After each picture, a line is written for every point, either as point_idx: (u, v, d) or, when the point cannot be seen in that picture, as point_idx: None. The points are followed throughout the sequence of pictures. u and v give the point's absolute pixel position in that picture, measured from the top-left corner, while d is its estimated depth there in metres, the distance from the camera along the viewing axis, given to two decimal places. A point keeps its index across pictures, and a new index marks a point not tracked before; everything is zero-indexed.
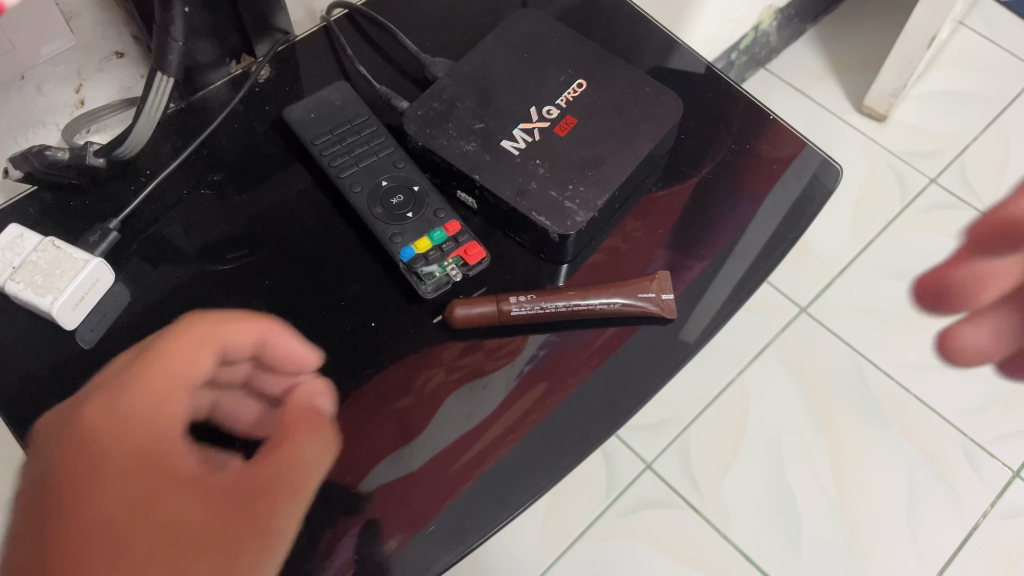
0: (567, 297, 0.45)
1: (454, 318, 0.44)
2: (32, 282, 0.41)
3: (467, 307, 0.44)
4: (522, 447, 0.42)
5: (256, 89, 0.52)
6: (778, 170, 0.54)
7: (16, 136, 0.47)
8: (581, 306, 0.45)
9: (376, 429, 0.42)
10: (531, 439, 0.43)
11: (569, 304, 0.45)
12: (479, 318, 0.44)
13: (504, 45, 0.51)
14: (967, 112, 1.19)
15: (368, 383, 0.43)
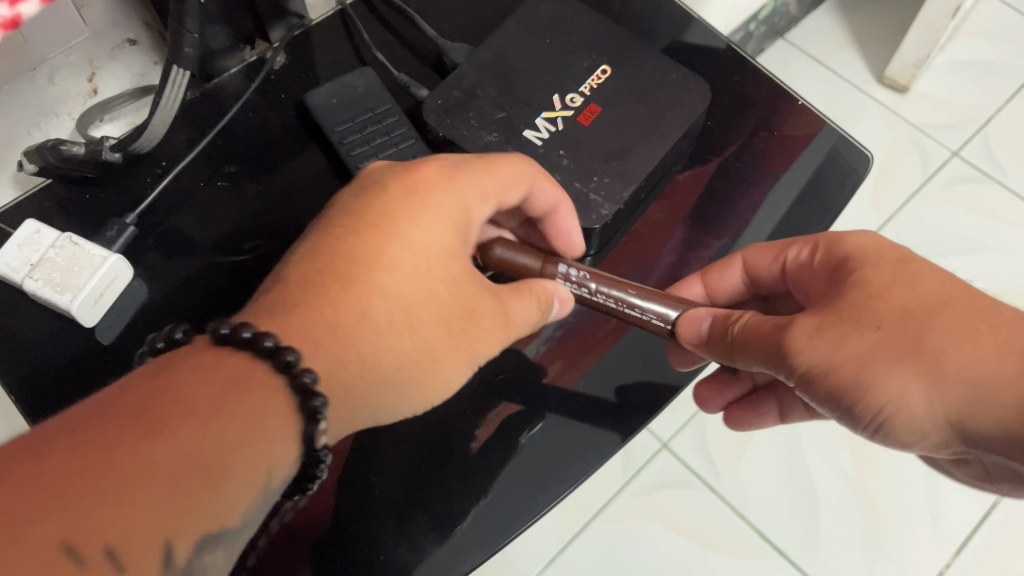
0: (633, 296, 0.43)
1: (489, 256, 0.43)
2: (51, 279, 0.41)
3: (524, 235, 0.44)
4: (537, 438, 0.44)
5: (272, 76, 0.51)
6: (799, 149, 0.53)
7: (29, 128, 0.46)
8: (638, 307, 0.43)
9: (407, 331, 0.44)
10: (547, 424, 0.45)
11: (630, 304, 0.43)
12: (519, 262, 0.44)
13: (525, 29, 0.49)
14: (993, 81, 1.15)
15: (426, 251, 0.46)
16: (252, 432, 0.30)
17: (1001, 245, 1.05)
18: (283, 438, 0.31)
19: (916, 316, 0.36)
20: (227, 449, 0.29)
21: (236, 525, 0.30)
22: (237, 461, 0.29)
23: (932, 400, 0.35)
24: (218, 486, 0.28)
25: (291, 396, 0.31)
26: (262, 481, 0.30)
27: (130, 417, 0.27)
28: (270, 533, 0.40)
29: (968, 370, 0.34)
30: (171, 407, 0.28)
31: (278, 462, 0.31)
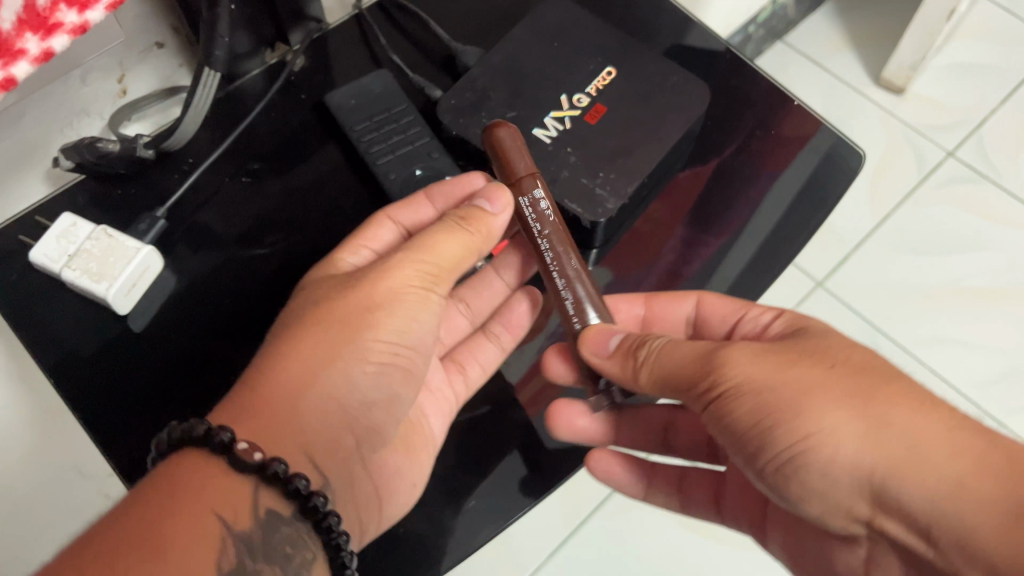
0: (569, 272, 0.42)
1: (493, 131, 0.44)
2: (88, 269, 0.44)
3: (491, 219, 0.43)
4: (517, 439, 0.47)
5: (293, 77, 0.54)
6: (794, 149, 0.55)
7: (61, 126, 0.48)
8: (565, 289, 0.43)
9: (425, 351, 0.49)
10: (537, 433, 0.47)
11: (559, 276, 0.43)
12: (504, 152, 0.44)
13: (535, 34, 0.52)
14: (988, 84, 1.17)
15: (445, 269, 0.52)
16: (186, 502, 0.31)
17: (996, 244, 1.04)
18: (228, 493, 0.33)
19: (867, 368, 0.36)
20: (163, 523, 0.30)
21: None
22: (175, 528, 0.30)
23: (860, 448, 0.34)
24: (161, 554, 0.29)
25: (221, 459, 0.33)
26: (220, 536, 0.31)
27: (160, 507, 0.31)
28: None
29: (910, 427, 0.33)
30: (135, 508, 0.30)
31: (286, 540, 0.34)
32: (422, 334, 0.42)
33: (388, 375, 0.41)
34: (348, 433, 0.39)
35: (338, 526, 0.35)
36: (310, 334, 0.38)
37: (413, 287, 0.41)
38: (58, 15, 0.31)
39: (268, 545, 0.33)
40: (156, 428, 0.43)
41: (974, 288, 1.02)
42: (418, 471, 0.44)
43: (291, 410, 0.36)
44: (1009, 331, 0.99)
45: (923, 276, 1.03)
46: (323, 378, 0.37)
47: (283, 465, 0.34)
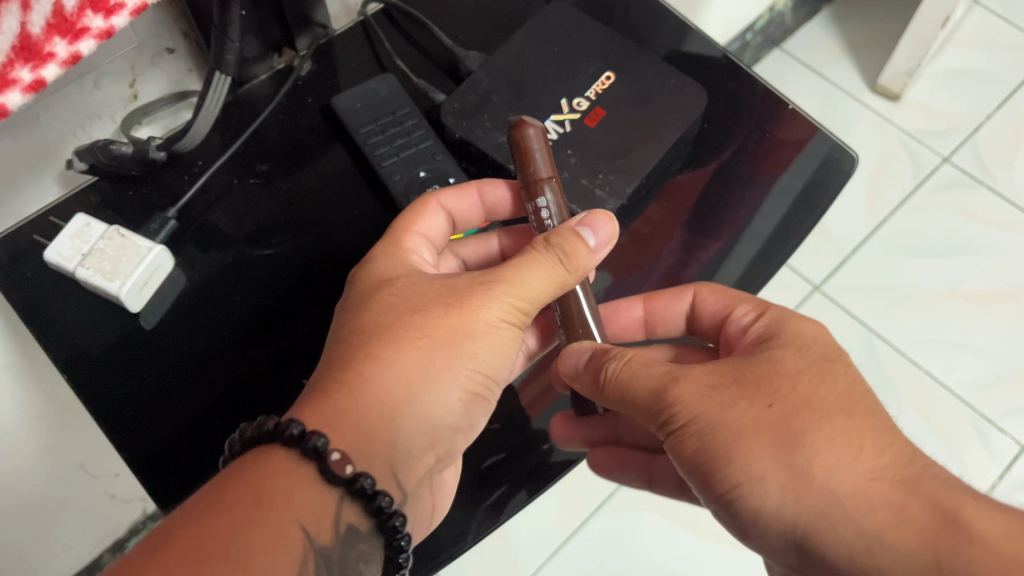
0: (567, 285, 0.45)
1: (520, 130, 0.44)
2: (101, 268, 0.45)
3: (590, 253, 0.41)
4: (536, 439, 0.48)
5: (299, 82, 0.55)
6: (791, 153, 0.56)
7: (76, 130, 0.49)
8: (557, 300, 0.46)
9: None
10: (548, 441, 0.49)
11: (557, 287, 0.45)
12: (526, 149, 0.44)
13: (536, 38, 0.53)
14: (981, 90, 1.18)
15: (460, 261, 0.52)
16: (278, 511, 0.32)
17: (990, 248, 1.06)
18: (316, 506, 0.34)
19: (809, 407, 0.36)
20: (256, 534, 0.31)
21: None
22: (264, 539, 0.31)
23: (785, 497, 0.34)
24: (251, 565, 0.30)
25: (312, 468, 0.34)
26: (302, 549, 0.33)
27: (249, 517, 0.31)
28: None
29: (840, 476, 0.34)
30: (230, 519, 0.31)
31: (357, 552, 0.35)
32: (508, 362, 0.42)
33: (473, 401, 0.41)
34: (436, 457, 0.40)
35: (405, 543, 0.37)
36: (408, 364, 0.39)
37: (504, 316, 0.41)
38: (84, 20, 0.31)
39: (342, 560, 0.34)
40: (165, 420, 0.44)
41: (969, 291, 1.03)
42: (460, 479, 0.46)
43: (385, 445, 0.37)
44: (1002, 334, 1.00)
45: (920, 280, 1.04)
46: (412, 413, 0.38)
47: (371, 481, 0.35)
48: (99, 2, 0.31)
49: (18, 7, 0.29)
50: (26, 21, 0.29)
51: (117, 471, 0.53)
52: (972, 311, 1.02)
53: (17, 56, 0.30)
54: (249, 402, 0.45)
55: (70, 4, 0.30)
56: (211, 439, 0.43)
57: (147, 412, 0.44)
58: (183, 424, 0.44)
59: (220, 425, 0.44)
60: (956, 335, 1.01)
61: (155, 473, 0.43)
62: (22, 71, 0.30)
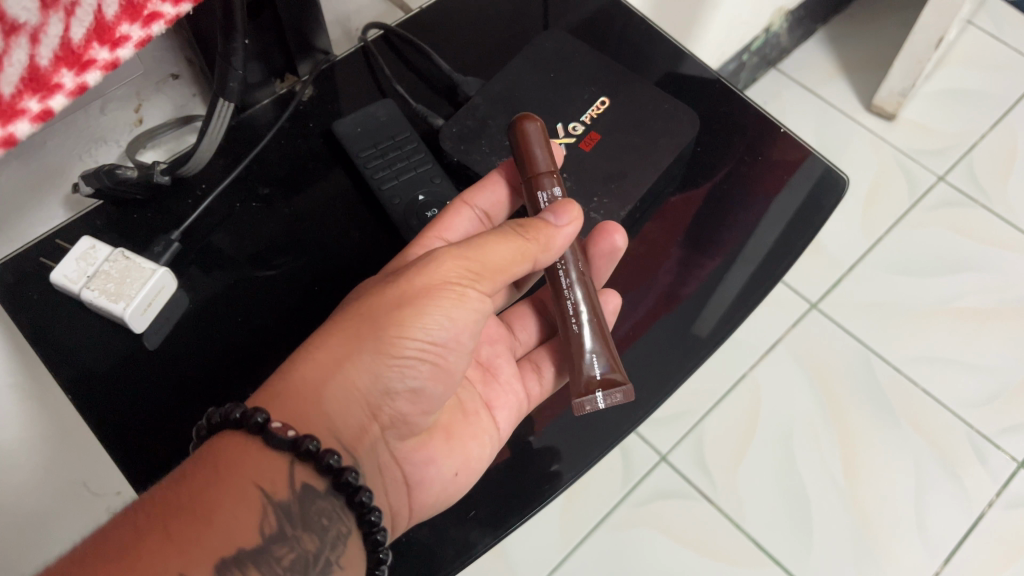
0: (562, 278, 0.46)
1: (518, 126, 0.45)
2: (106, 289, 0.46)
3: (550, 231, 0.43)
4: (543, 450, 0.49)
5: (300, 107, 0.56)
6: (786, 175, 0.57)
7: (82, 154, 0.50)
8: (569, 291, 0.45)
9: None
10: (558, 460, 0.48)
11: (564, 276, 0.46)
12: (528, 145, 0.45)
13: (532, 66, 0.56)
14: (974, 111, 1.19)
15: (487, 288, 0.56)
16: (233, 474, 0.36)
17: (986, 266, 1.07)
18: (268, 467, 0.36)
19: None
20: (213, 490, 0.35)
21: (256, 545, 0.35)
22: (220, 492, 0.35)
23: None
24: (209, 518, 0.34)
25: (258, 438, 0.37)
26: (259, 504, 0.35)
27: (206, 474, 0.35)
28: None
29: None
30: (191, 477, 0.35)
31: (325, 513, 0.37)
32: (461, 339, 0.43)
33: (419, 378, 0.42)
34: (373, 421, 0.42)
35: (371, 502, 0.38)
36: (353, 322, 0.41)
37: (454, 292, 0.42)
38: (91, 52, 0.29)
39: (306, 514, 0.36)
40: (166, 438, 0.44)
41: (966, 308, 1.04)
42: (460, 460, 0.46)
43: (315, 403, 0.39)
44: (998, 352, 1.00)
45: (916, 297, 1.05)
46: (351, 375, 0.40)
47: (314, 443, 0.37)
48: (105, 32, 0.29)
49: (27, 40, 0.26)
50: (35, 54, 0.27)
51: (120, 488, 0.50)
52: (968, 328, 1.02)
53: (25, 87, 0.27)
54: None
55: (78, 36, 0.28)
56: None
57: (149, 431, 0.45)
58: (185, 441, 0.44)
59: None
60: (953, 353, 1.01)
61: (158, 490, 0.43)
62: (30, 101, 0.27)
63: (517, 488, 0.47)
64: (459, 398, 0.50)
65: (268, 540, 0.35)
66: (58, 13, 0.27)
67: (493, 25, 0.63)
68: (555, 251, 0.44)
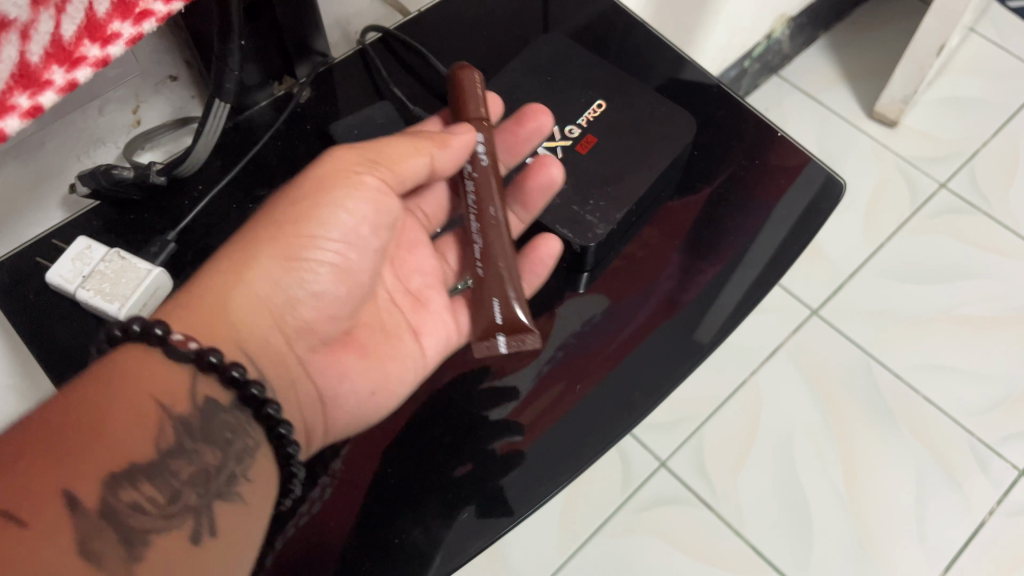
0: (486, 219, 0.47)
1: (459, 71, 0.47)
2: (101, 289, 0.46)
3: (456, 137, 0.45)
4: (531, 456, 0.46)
5: (299, 109, 0.56)
6: (785, 180, 0.57)
7: (80, 155, 0.50)
8: (478, 234, 0.47)
9: (385, 270, 0.52)
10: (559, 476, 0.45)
11: (476, 220, 0.47)
12: (464, 89, 0.48)
13: (530, 69, 0.56)
14: (977, 118, 1.19)
15: (418, 212, 0.55)
16: (127, 388, 0.34)
17: (988, 273, 1.07)
18: (170, 382, 0.35)
19: None
20: (105, 405, 0.33)
21: (152, 458, 0.33)
22: (114, 407, 0.33)
23: None
24: (102, 433, 0.32)
25: (156, 351, 0.36)
26: (157, 418, 0.34)
27: (99, 390, 0.33)
28: (285, 536, 0.42)
29: None
30: (81, 392, 0.33)
31: (228, 427, 0.36)
32: (361, 237, 0.45)
33: (321, 276, 0.44)
34: (278, 332, 0.42)
35: (278, 414, 0.38)
36: (247, 234, 0.42)
37: (350, 179, 0.44)
38: (83, 49, 0.29)
39: (207, 429, 0.35)
40: None
41: (967, 316, 1.03)
42: (376, 378, 0.47)
43: (226, 308, 0.40)
44: (999, 360, 1.00)
45: (917, 304, 1.04)
46: (250, 275, 0.41)
47: (219, 356, 0.36)
48: (96, 30, 0.29)
49: (17, 36, 0.27)
50: (26, 50, 0.27)
51: None
52: (969, 335, 1.02)
53: (16, 83, 0.27)
54: None
55: (69, 33, 0.28)
56: None
57: None
58: None
59: None
60: (955, 360, 1.00)
61: None
62: (20, 97, 0.28)
63: (471, 459, 0.45)
64: (381, 317, 0.50)
65: (166, 454, 0.33)
66: (49, 10, 0.27)
67: (491, 30, 0.63)
68: (453, 152, 0.46)
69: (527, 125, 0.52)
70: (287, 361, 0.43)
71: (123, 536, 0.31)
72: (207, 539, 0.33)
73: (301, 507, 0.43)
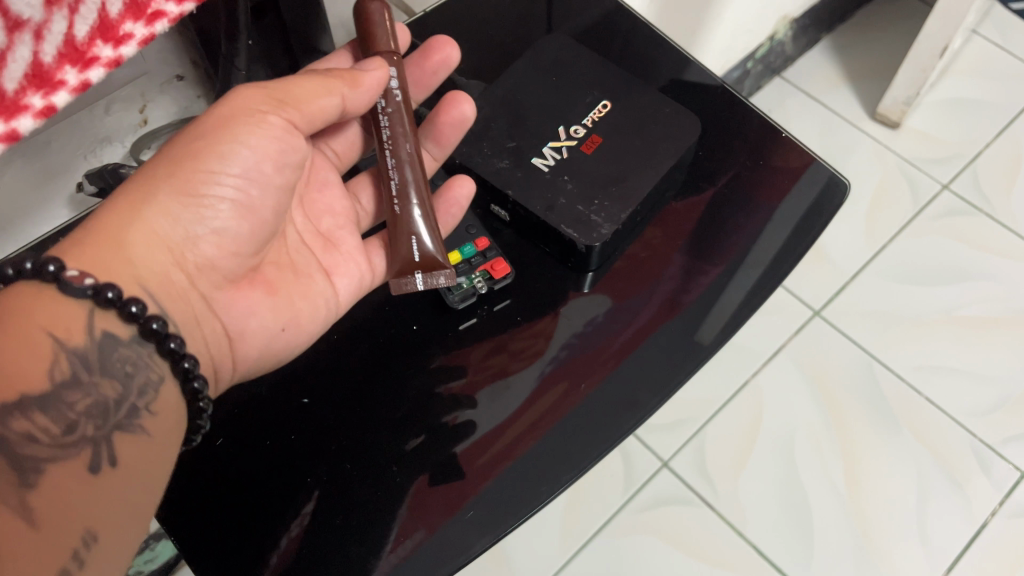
0: (400, 154, 0.46)
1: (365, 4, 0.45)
2: None
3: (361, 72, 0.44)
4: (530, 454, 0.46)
5: None
6: (789, 181, 0.57)
7: (86, 154, 0.50)
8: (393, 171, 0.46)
9: (295, 211, 0.51)
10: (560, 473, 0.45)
11: (390, 157, 0.46)
12: (371, 26, 0.45)
13: (535, 69, 0.57)
14: (979, 120, 1.19)
15: (327, 150, 0.53)
16: (18, 321, 0.34)
17: (990, 275, 1.07)
18: (65, 315, 0.35)
19: None
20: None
21: (45, 390, 0.33)
22: (3, 341, 0.33)
23: None
24: None
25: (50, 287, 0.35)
26: (50, 352, 0.34)
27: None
28: (291, 535, 0.43)
29: None
30: None
31: (129, 360, 0.37)
32: (264, 173, 0.43)
33: (223, 211, 0.42)
34: (179, 270, 0.41)
35: (181, 349, 0.38)
36: (144, 171, 0.40)
37: (253, 117, 0.42)
38: (95, 49, 0.29)
39: (104, 361, 0.36)
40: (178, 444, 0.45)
41: (968, 317, 1.03)
42: (287, 316, 0.47)
43: (120, 242, 0.38)
44: (1002, 361, 1.00)
45: (919, 305, 1.04)
46: (147, 211, 0.39)
47: (115, 290, 0.36)
48: (109, 31, 0.29)
49: (31, 36, 0.27)
50: (39, 50, 0.27)
51: None
52: (971, 336, 1.02)
53: (29, 84, 0.27)
54: (259, 424, 0.46)
55: (82, 33, 0.28)
56: (222, 465, 0.45)
57: None
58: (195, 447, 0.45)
59: (231, 449, 0.45)
60: (957, 361, 1.00)
61: (172, 497, 0.44)
62: (33, 98, 0.28)
63: (421, 432, 0.46)
64: (291, 256, 0.49)
65: (60, 386, 0.34)
66: (62, 10, 0.27)
67: (495, 30, 0.63)
68: (363, 91, 0.44)
69: (434, 57, 0.54)
70: (189, 300, 0.42)
71: (16, 467, 0.31)
72: (106, 469, 0.35)
73: (307, 498, 0.44)
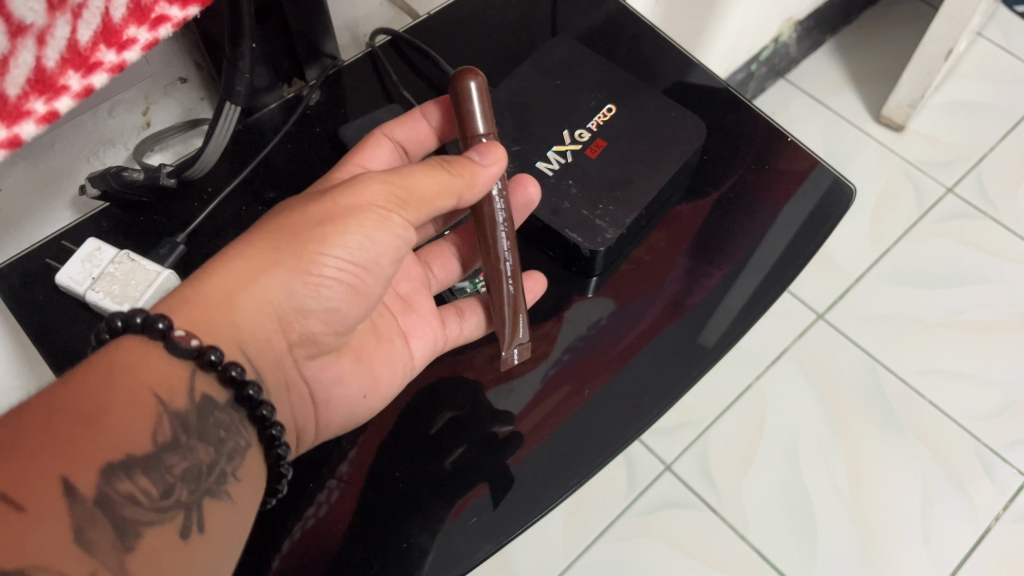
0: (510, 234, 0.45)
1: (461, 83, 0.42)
2: (111, 292, 0.46)
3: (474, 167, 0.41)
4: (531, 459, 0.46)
5: (309, 111, 0.56)
6: (794, 184, 0.57)
7: (89, 156, 0.50)
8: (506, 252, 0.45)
9: None
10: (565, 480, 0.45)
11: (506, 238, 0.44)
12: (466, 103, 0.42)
13: (540, 72, 0.56)
14: (983, 122, 1.19)
15: None
16: (126, 379, 0.33)
17: (994, 278, 1.06)
18: (167, 375, 0.34)
19: None
20: (104, 392, 0.32)
21: (149, 451, 0.32)
22: (113, 398, 0.32)
23: None
24: (101, 420, 0.31)
25: (157, 345, 0.34)
26: (154, 412, 0.33)
27: (100, 379, 0.32)
28: (293, 538, 0.42)
29: None
30: (76, 378, 0.32)
31: (223, 425, 0.36)
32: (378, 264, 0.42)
33: (331, 292, 0.40)
34: (281, 337, 0.40)
35: (271, 418, 0.38)
36: (263, 237, 0.39)
37: (377, 212, 0.40)
38: (98, 54, 0.29)
39: (201, 424, 0.35)
40: None
41: (972, 321, 1.03)
42: (368, 382, 0.46)
43: (226, 308, 0.37)
44: (1006, 365, 1.00)
45: (923, 308, 1.04)
46: (262, 284, 0.38)
47: (219, 354, 0.35)
48: (112, 35, 0.29)
49: (34, 41, 0.26)
50: (42, 55, 0.27)
51: None
52: (975, 340, 1.02)
53: (31, 89, 0.27)
54: None
55: (84, 38, 0.28)
56: None
57: None
58: None
59: None
60: (961, 365, 1.00)
61: None
62: (36, 103, 0.28)
63: (460, 444, 0.46)
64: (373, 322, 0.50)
65: (161, 447, 0.33)
66: (65, 15, 0.27)
67: (500, 33, 0.63)
68: (478, 189, 0.42)
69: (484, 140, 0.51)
70: (281, 366, 0.41)
71: (120, 528, 0.30)
72: (195, 535, 0.33)
73: (310, 508, 0.43)
